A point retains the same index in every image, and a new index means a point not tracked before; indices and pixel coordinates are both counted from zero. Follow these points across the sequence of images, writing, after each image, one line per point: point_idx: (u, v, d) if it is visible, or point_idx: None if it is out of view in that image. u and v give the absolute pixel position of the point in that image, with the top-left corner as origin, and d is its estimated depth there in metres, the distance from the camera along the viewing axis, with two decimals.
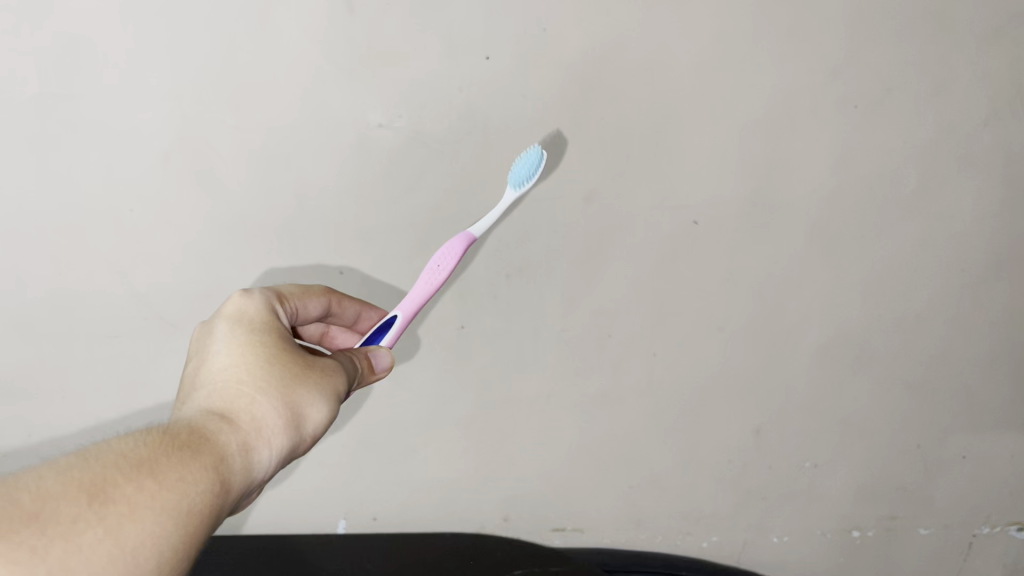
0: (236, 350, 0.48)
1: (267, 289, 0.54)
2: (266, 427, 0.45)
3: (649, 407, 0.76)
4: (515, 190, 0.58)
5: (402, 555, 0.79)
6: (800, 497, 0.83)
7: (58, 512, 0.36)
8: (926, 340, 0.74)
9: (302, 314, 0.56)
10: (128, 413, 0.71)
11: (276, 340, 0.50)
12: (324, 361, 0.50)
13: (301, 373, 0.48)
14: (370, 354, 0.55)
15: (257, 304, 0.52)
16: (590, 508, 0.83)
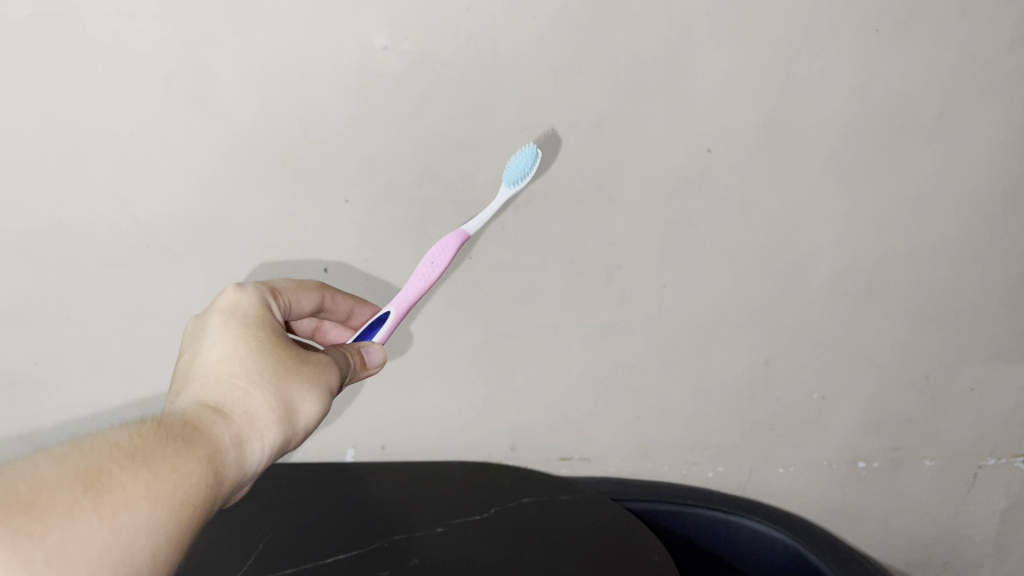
0: (229, 342, 0.48)
1: (260, 283, 0.54)
2: (259, 421, 0.44)
3: (657, 339, 0.76)
4: (509, 188, 0.59)
5: (431, 486, 0.73)
6: (807, 427, 0.83)
7: (54, 500, 0.35)
8: (939, 272, 0.73)
9: (296, 308, 0.57)
10: (134, 341, 0.71)
11: (269, 330, 0.49)
12: (318, 355, 0.50)
13: (293, 366, 0.47)
14: (363, 351, 0.55)
15: (251, 297, 0.51)
16: (597, 438, 0.83)
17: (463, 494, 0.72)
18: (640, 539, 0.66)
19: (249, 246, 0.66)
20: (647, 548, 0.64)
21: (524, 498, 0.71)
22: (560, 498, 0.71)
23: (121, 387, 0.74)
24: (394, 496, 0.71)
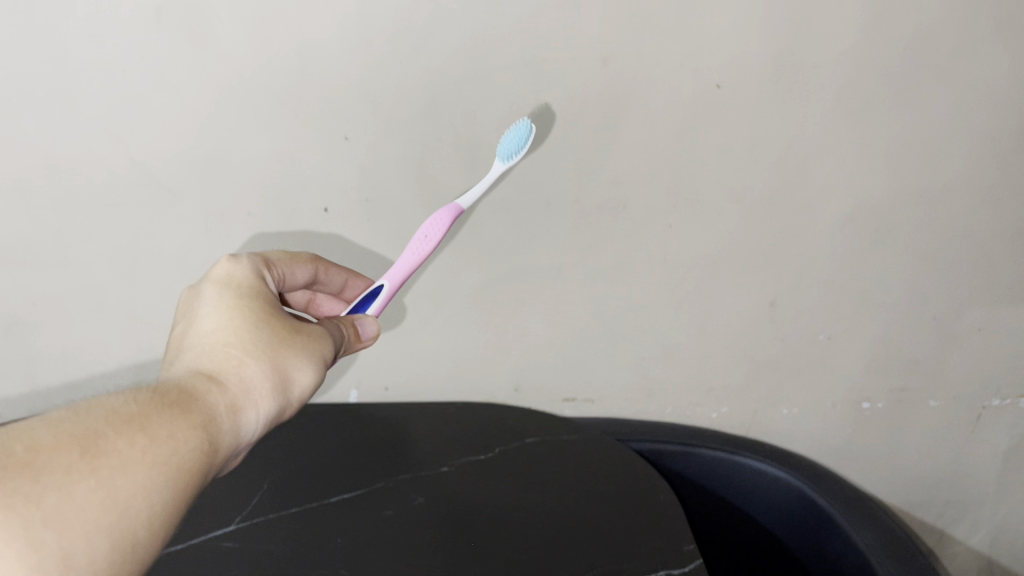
0: (225, 310, 0.47)
1: (255, 254, 0.53)
2: (254, 390, 0.44)
3: (662, 280, 0.75)
4: (504, 162, 0.58)
5: (434, 430, 0.72)
6: (811, 368, 0.82)
7: (51, 463, 0.34)
8: (950, 211, 0.72)
9: (289, 280, 0.56)
10: (134, 282, 0.70)
11: (263, 301, 0.48)
12: (313, 327, 0.49)
13: (288, 337, 0.47)
14: (357, 323, 0.55)
15: (246, 268, 0.51)
16: (601, 379, 0.83)
17: (467, 438, 0.71)
18: (645, 479, 0.65)
19: (248, 186, 0.65)
20: (653, 488, 0.64)
21: (529, 443, 0.70)
22: (563, 440, 0.71)
23: (123, 328, 0.74)
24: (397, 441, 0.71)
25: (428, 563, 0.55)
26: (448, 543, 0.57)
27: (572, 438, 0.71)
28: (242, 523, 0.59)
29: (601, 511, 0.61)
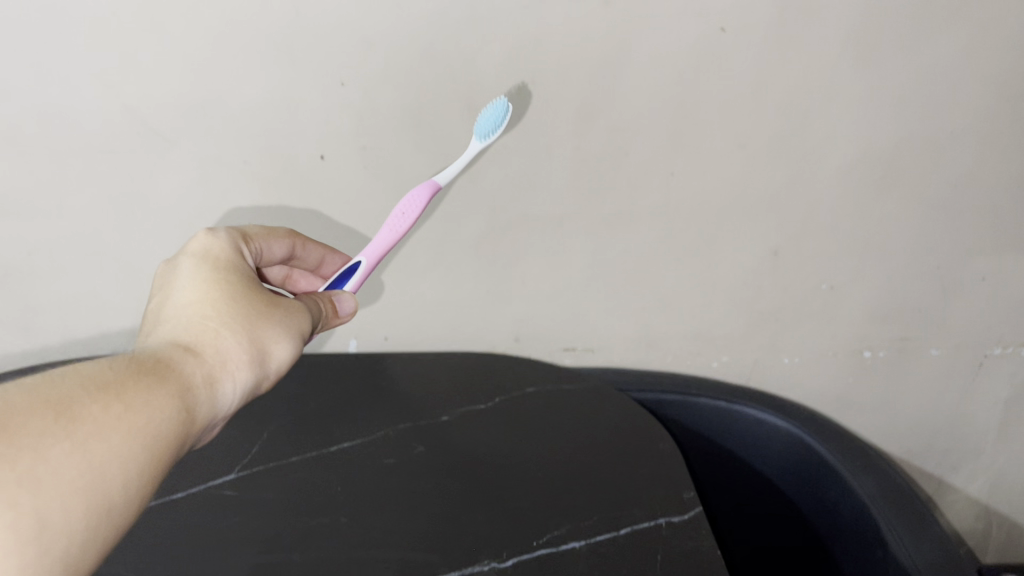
0: (202, 285, 0.47)
1: (232, 229, 0.54)
2: (231, 362, 0.44)
3: (663, 229, 0.74)
4: (480, 141, 0.59)
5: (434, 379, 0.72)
6: (813, 318, 0.82)
7: (26, 425, 0.33)
8: (957, 157, 0.70)
9: (266, 255, 0.57)
10: (128, 232, 0.70)
11: (240, 275, 0.49)
12: (288, 303, 0.50)
13: (264, 312, 0.47)
14: (335, 299, 0.56)
15: (223, 243, 0.51)
16: (601, 329, 0.82)
17: (468, 386, 0.71)
18: (644, 429, 0.65)
19: (243, 134, 0.64)
20: (652, 438, 0.63)
21: (529, 392, 0.70)
22: (563, 390, 0.71)
23: (120, 278, 0.73)
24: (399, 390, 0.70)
25: (429, 510, 0.55)
26: (444, 492, 0.57)
27: (572, 387, 0.71)
28: (242, 472, 0.58)
29: (601, 460, 0.60)
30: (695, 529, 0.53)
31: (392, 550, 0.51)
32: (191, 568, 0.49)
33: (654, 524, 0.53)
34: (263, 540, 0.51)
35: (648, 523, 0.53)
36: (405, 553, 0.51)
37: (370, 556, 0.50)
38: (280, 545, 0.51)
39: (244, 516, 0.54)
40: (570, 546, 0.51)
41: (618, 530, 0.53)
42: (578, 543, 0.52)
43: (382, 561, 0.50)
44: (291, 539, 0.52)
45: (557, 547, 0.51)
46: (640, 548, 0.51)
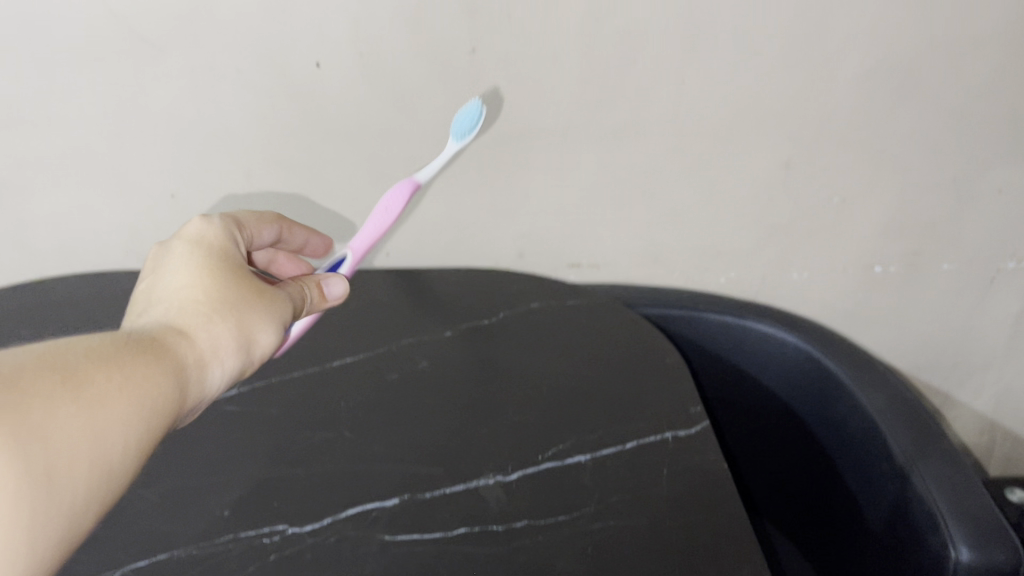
0: (196, 269, 0.45)
1: (226, 216, 0.51)
2: (222, 350, 0.42)
3: (672, 140, 0.72)
4: (457, 141, 0.61)
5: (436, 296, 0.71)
6: (824, 232, 0.80)
7: (31, 382, 0.31)
8: (981, 64, 0.67)
9: (257, 239, 0.55)
10: (120, 145, 0.68)
11: (231, 262, 0.46)
12: (277, 293, 0.47)
13: (253, 301, 0.44)
14: (322, 281, 0.51)
15: (218, 229, 0.49)
16: (607, 242, 0.81)
17: (472, 302, 0.70)
18: (651, 343, 0.64)
19: (236, 42, 0.61)
20: (658, 353, 0.63)
21: (534, 307, 0.69)
22: (566, 305, 0.70)
23: (113, 191, 0.72)
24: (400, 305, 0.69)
25: (433, 426, 0.54)
26: (446, 408, 0.56)
27: (575, 302, 0.70)
28: (243, 387, 0.58)
29: (607, 376, 0.60)
30: (702, 443, 0.52)
31: (396, 463, 0.51)
32: (194, 481, 0.49)
33: (659, 438, 0.53)
34: (265, 455, 0.51)
35: (653, 437, 0.53)
36: (409, 467, 0.50)
37: (374, 470, 0.50)
38: (283, 459, 0.51)
39: (246, 431, 0.53)
40: (576, 461, 0.51)
41: (624, 445, 0.52)
42: (583, 457, 0.51)
43: (385, 475, 0.50)
44: (294, 454, 0.51)
45: (562, 461, 0.51)
46: (646, 462, 0.51)
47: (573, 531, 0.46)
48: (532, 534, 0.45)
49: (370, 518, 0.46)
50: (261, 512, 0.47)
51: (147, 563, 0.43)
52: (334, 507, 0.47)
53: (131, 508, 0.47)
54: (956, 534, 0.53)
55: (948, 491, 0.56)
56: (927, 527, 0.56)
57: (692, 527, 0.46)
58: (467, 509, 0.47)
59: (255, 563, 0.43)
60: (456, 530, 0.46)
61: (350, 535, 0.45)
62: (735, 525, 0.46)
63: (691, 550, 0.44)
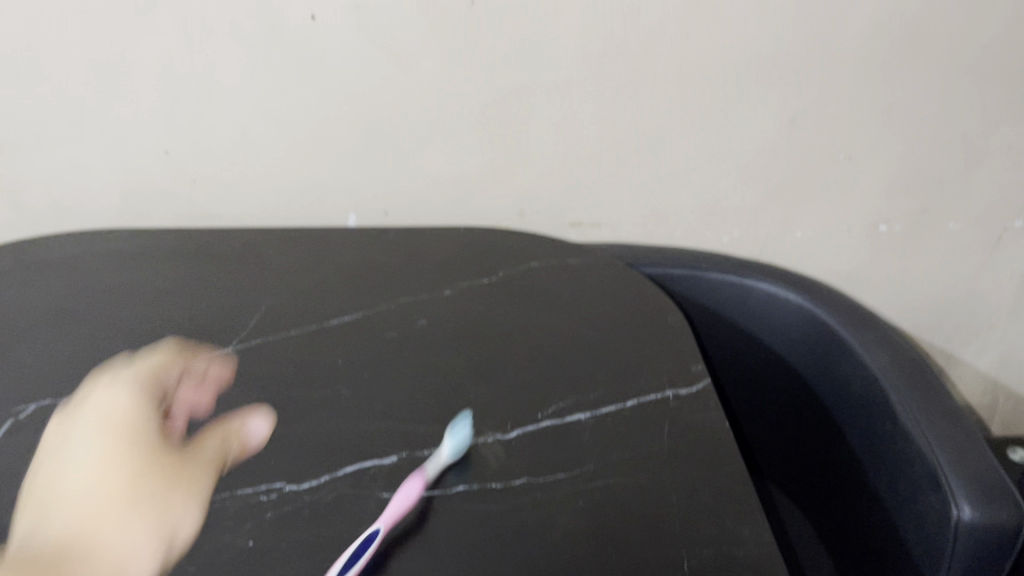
0: (103, 423, 0.49)
1: (128, 371, 0.53)
2: (136, 550, 0.42)
3: (675, 96, 0.70)
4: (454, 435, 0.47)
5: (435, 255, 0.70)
6: (829, 190, 0.78)
7: None
8: (991, 16, 0.66)
9: (198, 314, 0.61)
10: (112, 99, 0.68)
11: (143, 439, 0.48)
12: (187, 455, 0.47)
13: (170, 487, 0.45)
14: (209, 367, 0.55)
15: (127, 397, 0.51)
16: (608, 201, 0.79)
17: (472, 261, 0.69)
18: (651, 301, 0.63)
19: None
20: (660, 311, 0.62)
21: (534, 265, 0.69)
22: (565, 266, 0.69)
23: (106, 147, 0.71)
24: (396, 266, 0.68)
25: (432, 384, 0.54)
26: (447, 367, 0.55)
27: (575, 262, 0.69)
28: (239, 345, 0.57)
29: (607, 334, 0.59)
30: (702, 401, 0.52)
31: (395, 421, 0.50)
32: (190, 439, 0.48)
33: (661, 396, 0.52)
34: (261, 414, 0.50)
35: (654, 395, 0.52)
36: (408, 425, 0.50)
37: (372, 428, 0.50)
38: (280, 418, 0.50)
39: (243, 389, 0.53)
40: (576, 419, 0.50)
41: (624, 403, 0.52)
42: (584, 416, 0.50)
43: (384, 433, 0.49)
44: (292, 413, 0.51)
45: (561, 419, 0.50)
46: (647, 420, 0.50)
47: (573, 489, 0.45)
48: (532, 492, 0.45)
49: (368, 476, 0.46)
50: (258, 471, 0.46)
51: (143, 520, 0.43)
52: (332, 464, 0.47)
53: (127, 465, 0.46)
54: (960, 492, 0.53)
55: (951, 449, 0.55)
56: (929, 485, 0.55)
57: (693, 484, 0.45)
58: (466, 467, 0.47)
59: (252, 521, 0.43)
60: (455, 488, 0.45)
61: (349, 493, 0.45)
62: (736, 483, 0.46)
63: (692, 508, 0.44)
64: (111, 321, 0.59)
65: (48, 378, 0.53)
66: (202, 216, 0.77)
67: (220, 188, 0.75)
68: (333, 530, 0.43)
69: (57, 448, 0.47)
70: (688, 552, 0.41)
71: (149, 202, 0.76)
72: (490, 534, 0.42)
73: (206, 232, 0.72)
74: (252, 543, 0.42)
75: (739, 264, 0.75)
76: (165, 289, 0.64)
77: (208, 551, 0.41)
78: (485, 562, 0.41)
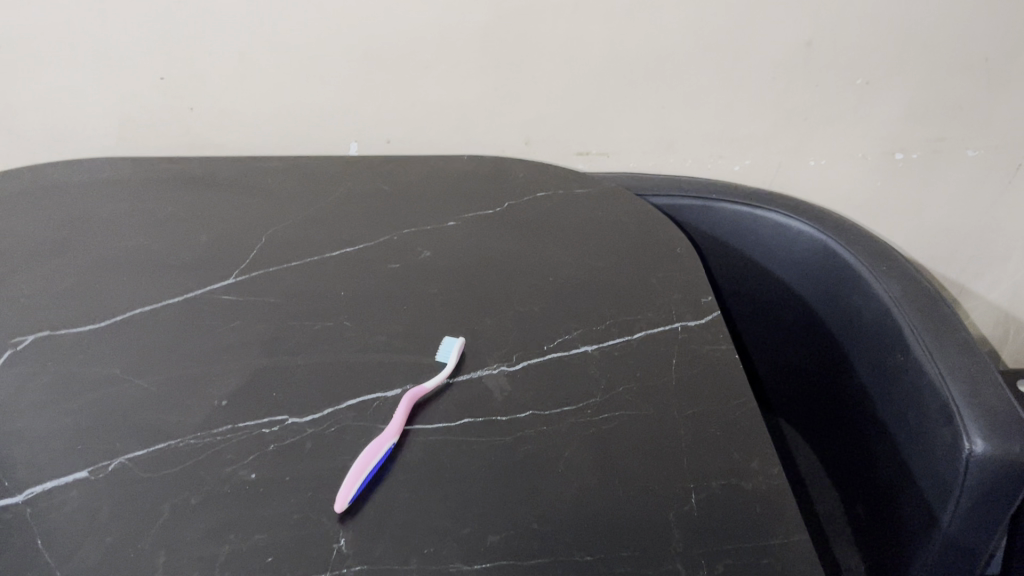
0: (100, 361, 0.48)
1: (126, 319, 0.51)
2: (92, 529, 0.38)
3: (686, 15, 0.68)
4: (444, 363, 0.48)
5: (437, 185, 0.68)
6: (844, 117, 0.76)
7: None
8: None
9: (201, 244, 0.60)
10: (106, 20, 0.66)
11: (127, 408, 0.45)
12: (164, 448, 0.43)
13: (141, 479, 0.41)
14: (209, 305, 0.53)
15: (120, 354, 0.49)
16: (617, 130, 0.77)
17: (475, 192, 0.68)
18: (660, 232, 0.62)
19: None
20: (668, 242, 0.61)
21: (539, 196, 0.67)
22: (571, 196, 0.67)
23: (100, 73, 0.69)
24: (397, 196, 0.67)
25: (436, 317, 0.53)
26: (450, 299, 0.54)
27: (582, 192, 0.67)
28: (240, 276, 0.56)
29: (616, 266, 0.58)
30: (711, 333, 0.51)
31: (398, 355, 0.49)
32: (191, 370, 0.48)
33: (669, 329, 0.51)
34: (263, 345, 0.50)
35: (662, 327, 0.51)
36: (411, 358, 0.49)
37: (375, 360, 0.49)
38: (282, 350, 0.49)
39: (244, 321, 0.52)
40: (582, 351, 0.49)
41: (631, 336, 0.51)
42: (589, 348, 0.50)
43: (387, 366, 0.48)
44: (293, 345, 0.50)
45: (567, 351, 0.49)
46: (654, 353, 0.49)
47: (578, 422, 0.44)
48: (538, 425, 0.44)
49: (371, 409, 0.45)
50: (259, 403, 0.46)
51: (143, 453, 0.42)
52: (334, 398, 0.46)
53: (127, 395, 0.46)
54: (971, 427, 0.52)
55: (964, 382, 0.54)
56: (940, 419, 0.54)
57: (700, 418, 0.45)
58: (471, 400, 0.46)
59: (253, 454, 0.42)
60: (460, 421, 0.45)
61: (351, 426, 0.44)
62: (745, 416, 0.45)
63: (699, 441, 0.43)
64: (110, 250, 0.58)
65: (46, 308, 0.52)
66: (202, 144, 0.76)
67: (219, 115, 0.73)
68: (335, 462, 0.42)
69: (57, 378, 0.47)
70: (694, 485, 0.41)
71: (146, 129, 0.74)
72: (493, 467, 0.42)
73: (205, 161, 0.71)
74: (253, 476, 0.41)
75: (749, 194, 0.74)
76: (165, 218, 0.63)
77: (209, 483, 0.41)
78: (487, 494, 0.40)
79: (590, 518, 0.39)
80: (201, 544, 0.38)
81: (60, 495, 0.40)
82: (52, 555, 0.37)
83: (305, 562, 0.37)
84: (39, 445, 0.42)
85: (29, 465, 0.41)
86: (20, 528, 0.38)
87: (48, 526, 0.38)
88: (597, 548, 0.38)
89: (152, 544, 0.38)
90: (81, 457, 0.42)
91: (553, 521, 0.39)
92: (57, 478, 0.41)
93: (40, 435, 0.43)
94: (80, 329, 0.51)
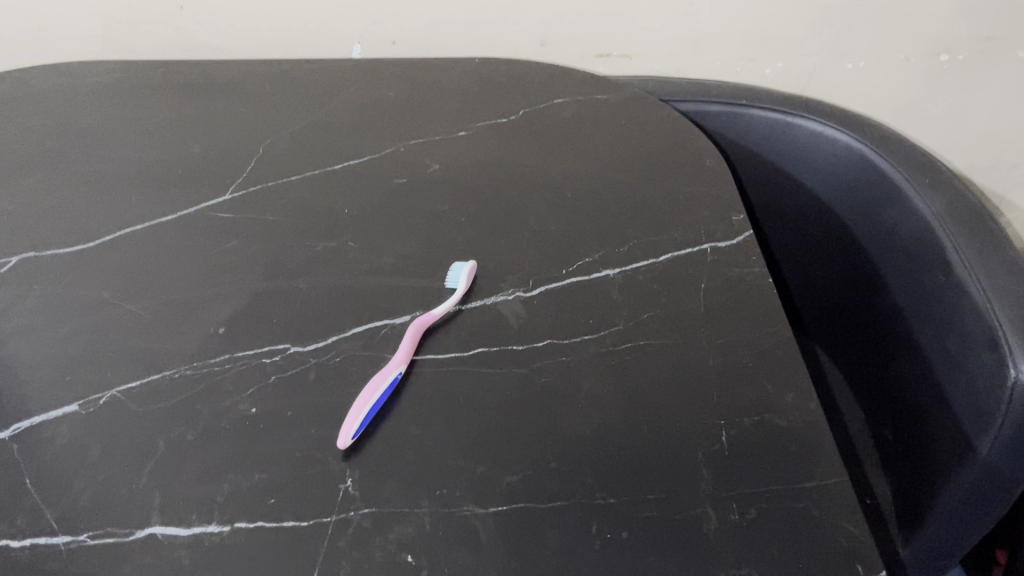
0: (87, 284, 0.45)
1: (115, 239, 0.48)
2: (84, 467, 0.36)
3: None
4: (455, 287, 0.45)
5: (447, 90, 0.64)
6: (887, 15, 0.70)
7: None
8: None
9: (192, 155, 0.56)
10: None
11: (117, 334, 0.42)
12: (158, 379, 0.40)
13: (135, 412, 0.38)
14: (204, 221, 0.50)
15: (108, 277, 0.46)
16: (640, 29, 0.71)
17: (489, 98, 0.63)
18: (688, 142, 0.58)
19: None
20: (696, 153, 0.56)
21: (557, 102, 0.62)
22: (591, 102, 0.62)
23: None
24: (405, 102, 0.62)
25: (447, 236, 0.49)
26: (462, 216, 0.51)
27: (603, 99, 0.63)
28: (238, 191, 0.53)
29: (641, 181, 0.54)
30: (743, 255, 0.47)
31: (407, 278, 0.46)
32: (187, 294, 0.45)
33: (697, 251, 0.48)
34: (263, 266, 0.47)
35: (691, 249, 0.48)
36: (422, 282, 0.46)
37: (382, 284, 0.46)
38: (283, 272, 0.46)
39: (242, 240, 0.49)
40: (604, 275, 0.46)
41: (657, 258, 0.47)
42: (612, 272, 0.46)
43: (396, 289, 0.45)
44: (296, 266, 0.47)
45: (587, 274, 0.46)
46: (682, 276, 0.46)
47: (600, 353, 0.41)
48: (556, 355, 0.41)
49: (378, 338, 0.42)
50: (259, 329, 0.43)
51: (136, 384, 0.40)
52: (339, 324, 0.43)
53: (118, 322, 0.43)
54: (1017, 352, 0.48)
55: (1010, 304, 0.51)
56: (983, 343, 0.51)
57: (731, 348, 0.41)
58: (485, 328, 0.43)
59: (254, 386, 0.40)
60: (474, 351, 0.42)
61: (358, 355, 0.41)
62: (779, 346, 0.42)
63: (730, 374, 0.40)
64: (98, 162, 0.55)
65: (31, 225, 0.49)
66: (195, 45, 0.71)
67: (211, 13, 0.68)
68: (340, 395, 0.39)
69: (44, 302, 0.44)
70: (726, 423, 0.38)
71: (135, 30, 0.69)
72: (509, 401, 0.39)
73: (198, 63, 0.66)
74: (253, 410, 0.39)
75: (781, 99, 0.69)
76: (156, 127, 0.59)
77: (206, 418, 0.38)
78: (502, 430, 0.38)
79: (614, 458, 0.37)
80: (199, 484, 0.35)
81: (49, 430, 0.37)
82: (41, 496, 0.35)
83: (310, 504, 0.35)
84: (25, 376, 0.40)
85: (15, 397, 0.39)
86: (8, 466, 0.36)
87: (37, 463, 0.36)
88: (621, 490, 0.35)
89: (147, 483, 0.35)
90: (70, 388, 0.39)
91: (574, 461, 0.36)
92: (46, 412, 0.38)
93: (27, 363, 0.41)
94: (68, 249, 0.48)
